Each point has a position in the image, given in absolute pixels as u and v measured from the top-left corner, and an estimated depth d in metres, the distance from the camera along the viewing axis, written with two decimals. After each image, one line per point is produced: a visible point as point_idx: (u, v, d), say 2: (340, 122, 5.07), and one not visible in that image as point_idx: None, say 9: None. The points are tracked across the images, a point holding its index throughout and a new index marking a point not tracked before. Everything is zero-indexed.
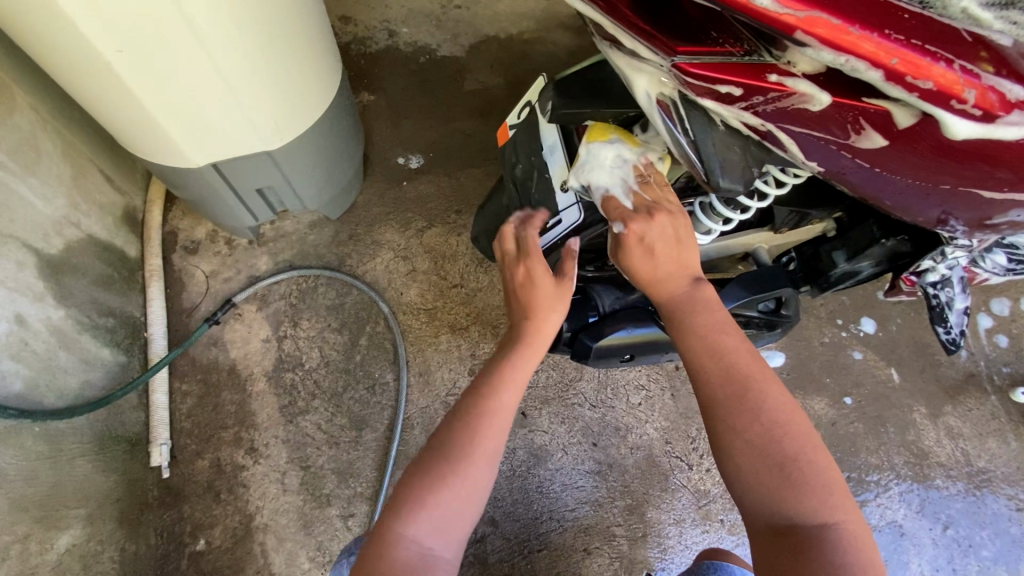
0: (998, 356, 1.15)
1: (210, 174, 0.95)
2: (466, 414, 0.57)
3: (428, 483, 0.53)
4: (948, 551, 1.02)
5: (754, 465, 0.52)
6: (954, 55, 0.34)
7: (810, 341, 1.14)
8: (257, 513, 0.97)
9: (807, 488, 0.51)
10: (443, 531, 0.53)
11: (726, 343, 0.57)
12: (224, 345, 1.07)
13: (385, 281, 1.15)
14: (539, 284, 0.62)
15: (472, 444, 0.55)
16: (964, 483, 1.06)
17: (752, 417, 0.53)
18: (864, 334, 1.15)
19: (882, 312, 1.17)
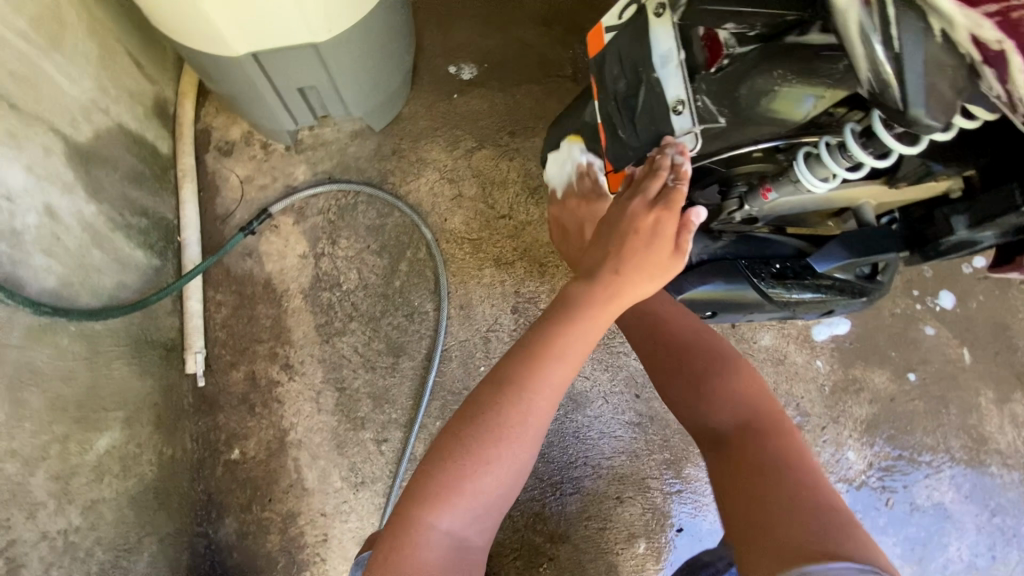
0: None
1: (250, 67, 0.85)
2: (514, 388, 0.52)
3: (465, 466, 0.51)
4: (990, 538, 0.99)
5: (674, 380, 0.66)
6: None
7: (881, 311, 1.06)
8: (291, 429, 0.96)
9: (726, 390, 0.63)
10: (476, 512, 0.52)
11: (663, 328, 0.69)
12: (260, 258, 1.02)
13: (429, 205, 1.07)
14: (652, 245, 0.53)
15: (516, 424, 0.52)
16: (1020, 473, 1.01)
17: (673, 351, 0.67)
18: (940, 310, 1.06)
19: (965, 286, 1.07)
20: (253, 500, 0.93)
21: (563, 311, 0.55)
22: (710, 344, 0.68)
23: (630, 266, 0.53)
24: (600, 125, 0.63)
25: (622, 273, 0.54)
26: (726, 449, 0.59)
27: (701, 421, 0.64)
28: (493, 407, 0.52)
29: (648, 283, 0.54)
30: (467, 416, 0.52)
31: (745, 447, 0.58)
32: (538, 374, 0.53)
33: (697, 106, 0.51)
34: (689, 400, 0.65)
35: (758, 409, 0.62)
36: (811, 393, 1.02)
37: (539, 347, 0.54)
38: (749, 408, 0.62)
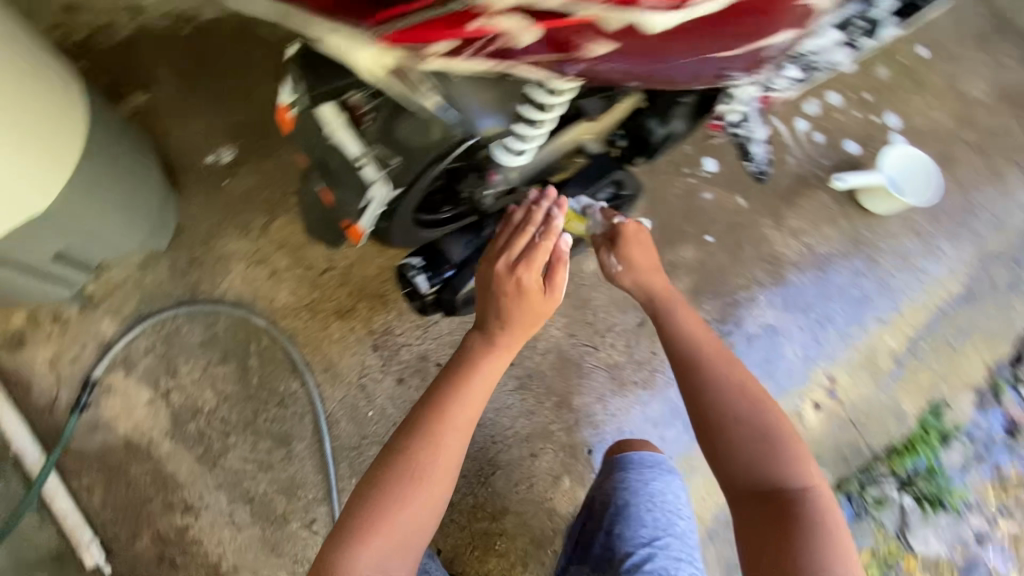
0: (814, 154, 1.31)
1: None
2: (427, 441, 0.69)
3: (387, 507, 0.66)
4: (811, 330, 1.22)
5: (742, 438, 0.75)
6: None
7: (666, 197, 1.24)
8: (222, 559, 0.97)
9: (798, 464, 0.73)
10: (404, 550, 0.66)
11: (704, 369, 0.80)
12: (108, 424, 0.99)
13: (251, 294, 1.08)
14: (512, 338, 0.78)
15: (427, 468, 0.68)
16: (812, 270, 1.25)
17: (746, 406, 0.76)
18: (710, 174, 1.25)
19: (718, 148, 1.27)
20: None
21: (466, 364, 0.76)
22: (793, 433, 0.75)
23: (514, 318, 0.77)
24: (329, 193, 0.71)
25: (506, 323, 0.76)
26: (774, 509, 0.70)
27: (762, 481, 0.73)
28: (405, 455, 0.68)
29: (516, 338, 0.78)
30: (390, 463, 0.68)
31: (798, 517, 0.69)
32: (446, 431, 0.70)
33: (390, 171, 0.62)
34: (762, 460, 0.73)
35: (813, 481, 0.72)
36: None
37: (445, 411, 0.71)
38: (809, 481, 0.72)
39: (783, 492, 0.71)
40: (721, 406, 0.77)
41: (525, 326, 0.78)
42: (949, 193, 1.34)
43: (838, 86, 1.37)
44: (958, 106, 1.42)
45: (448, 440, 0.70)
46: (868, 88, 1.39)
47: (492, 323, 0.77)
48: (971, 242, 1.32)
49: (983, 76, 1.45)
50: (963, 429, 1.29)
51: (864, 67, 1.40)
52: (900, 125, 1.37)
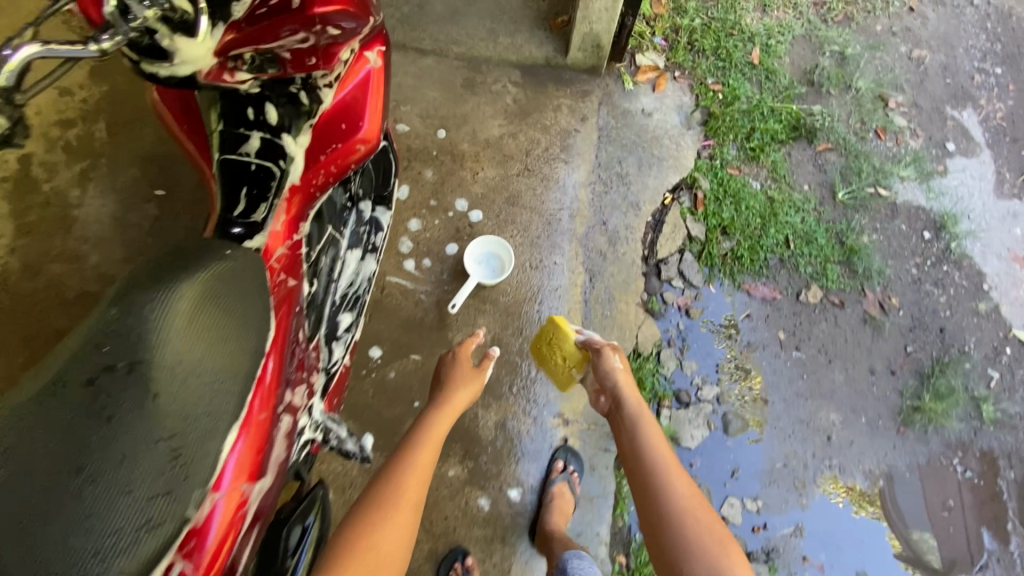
0: (433, 280, 1.63)
1: None
2: (397, 475, 1.17)
3: (376, 513, 1.09)
4: (525, 397, 1.55)
5: (669, 534, 1.05)
6: None
7: (368, 407, 1.52)
8: None
9: (723, 559, 1.01)
10: (394, 527, 1.08)
11: (650, 467, 1.14)
12: None
13: None
14: (442, 416, 1.32)
15: (400, 490, 1.14)
16: (494, 358, 1.58)
17: (659, 496, 1.10)
18: (380, 363, 1.55)
19: (372, 340, 1.57)
20: None
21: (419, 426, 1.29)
22: (711, 520, 1.06)
23: (447, 404, 1.36)
24: None
25: (442, 402, 1.35)
26: None
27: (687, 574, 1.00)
28: (387, 485, 1.15)
29: (445, 423, 1.32)
30: (377, 492, 1.13)
31: None
32: (409, 467, 1.18)
33: None
34: (683, 547, 1.03)
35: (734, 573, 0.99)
36: None
37: (410, 457, 1.22)
38: (729, 572, 0.99)
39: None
40: (645, 487, 1.12)
41: (448, 402, 1.36)
42: (530, 221, 1.71)
43: (409, 215, 1.68)
44: (493, 150, 1.76)
45: (410, 469, 1.19)
46: (430, 196, 1.70)
47: (434, 411, 1.35)
48: (566, 238, 1.72)
49: (492, 115, 1.80)
50: (660, 344, 1.73)
51: (415, 185, 1.71)
52: (468, 203, 1.70)
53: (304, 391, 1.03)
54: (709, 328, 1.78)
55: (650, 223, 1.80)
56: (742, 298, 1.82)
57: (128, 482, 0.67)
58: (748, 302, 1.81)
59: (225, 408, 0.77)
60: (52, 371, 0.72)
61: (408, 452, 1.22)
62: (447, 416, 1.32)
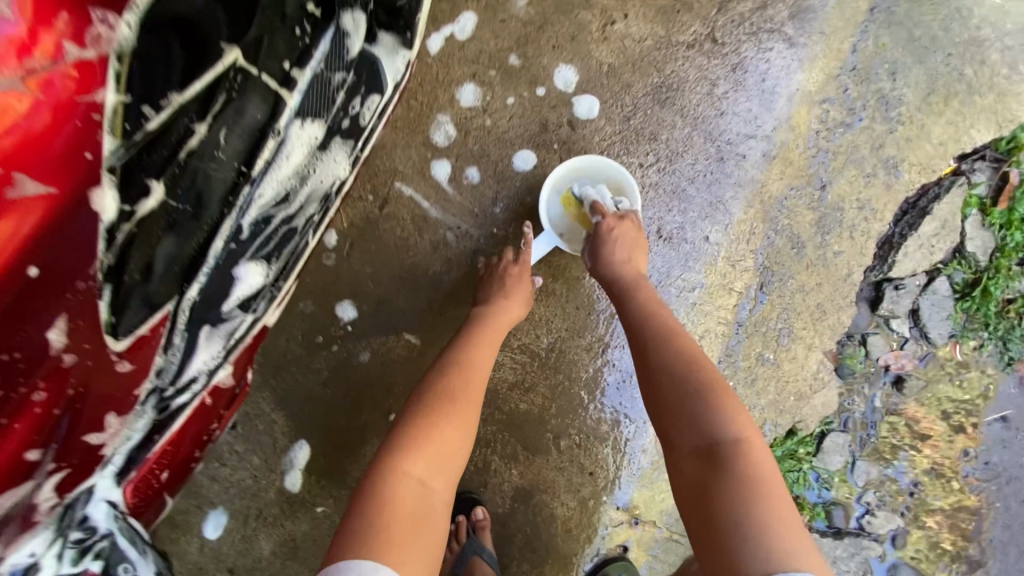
0: (476, 209, 0.90)
1: None
2: (454, 366, 0.72)
3: (435, 416, 0.65)
4: (574, 459, 0.88)
5: (664, 393, 0.64)
6: None
7: (313, 397, 0.89)
8: None
9: (725, 399, 0.61)
10: (427, 480, 0.61)
11: (629, 316, 0.73)
12: None
13: None
14: (493, 321, 0.79)
15: (464, 384, 0.70)
16: (544, 381, 0.88)
17: (653, 349, 0.68)
18: (352, 328, 0.89)
19: (345, 286, 0.89)
20: None
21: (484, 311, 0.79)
22: (707, 364, 0.65)
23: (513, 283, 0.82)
24: None
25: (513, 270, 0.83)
26: (701, 460, 0.58)
27: (685, 434, 0.60)
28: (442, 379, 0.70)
29: (517, 304, 0.81)
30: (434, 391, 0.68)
31: (724, 458, 0.57)
32: (469, 355, 0.73)
33: None
34: (685, 406, 0.61)
35: (738, 417, 0.60)
36: None
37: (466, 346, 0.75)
38: (735, 415, 0.60)
39: (711, 436, 0.59)
40: (638, 338, 0.70)
41: (503, 299, 0.81)
42: (683, 144, 0.89)
43: (463, 73, 0.89)
44: None
45: (449, 386, 0.69)
46: (510, 46, 0.89)
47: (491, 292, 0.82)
48: (737, 197, 0.89)
49: None
50: (829, 422, 0.97)
51: (490, 17, 0.88)
52: (578, 81, 0.89)
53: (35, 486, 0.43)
54: (926, 422, 1.00)
55: (902, 207, 0.94)
56: (1001, 387, 1.01)
57: None
58: (1013, 397, 1.01)
59: None
60: None
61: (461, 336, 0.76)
62: (495, 324, 0.79)
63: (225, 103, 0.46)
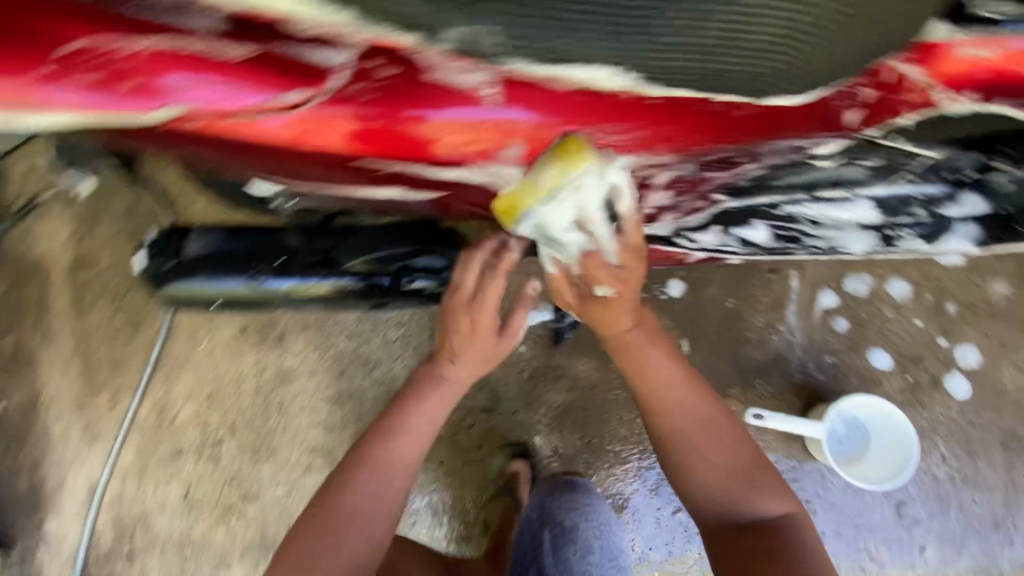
0: (821, 342, 1.01)
1: None
2: (351, 462, 0.75)
3: (347, 489, 0.73)
4: (668, 532, 1.02)
5: (713, 481, 0.71)
6: (288, 82, 0.41)
7: None
8: (44, 390, 1.14)
9: (771, 491, 0.71)
10: (367, 490, 0.73)
11: (690, 399, 0.73)
12: (34, 240, 1.19)
13: (180, 195, 1.17)
14: (482, 312, 0.77)
15: (344, 477, 0.74)
16: None
17: (705, 436, 0.72)
18: (668, 299, 1.03)
19: (698, 275, 1.03)
20: (8, 447, 1.12)
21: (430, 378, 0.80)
22: (739, 446, 0.73)
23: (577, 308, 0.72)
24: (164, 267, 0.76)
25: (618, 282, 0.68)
26: (757, 539, 0.67)
27: (740, 514, 0.70)
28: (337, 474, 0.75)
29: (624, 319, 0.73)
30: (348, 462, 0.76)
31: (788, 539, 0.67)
32: (383, 441, 0.75)
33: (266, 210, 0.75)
34: (737, 496, 0.70)
35: (786, 504, 0.70)
36: (509, 378, 1.05)
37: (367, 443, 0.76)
38: (783, 506, 0.70)
39: (773, 523, 0.68)
40: (692, 439, 0.72)
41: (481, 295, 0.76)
42: (980, 483, 0.96)
43: (914, 275, 1.01)
44: None
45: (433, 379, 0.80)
46: (960, 300, 0.99)
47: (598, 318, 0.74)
48: (965, 556, 0.95)
49: None
50: None
51: (974, 272, 0.99)
52: (974, 367, 0.98)
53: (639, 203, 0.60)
54: None
55: None
56: None
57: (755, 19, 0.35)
58: None
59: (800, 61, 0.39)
60: None
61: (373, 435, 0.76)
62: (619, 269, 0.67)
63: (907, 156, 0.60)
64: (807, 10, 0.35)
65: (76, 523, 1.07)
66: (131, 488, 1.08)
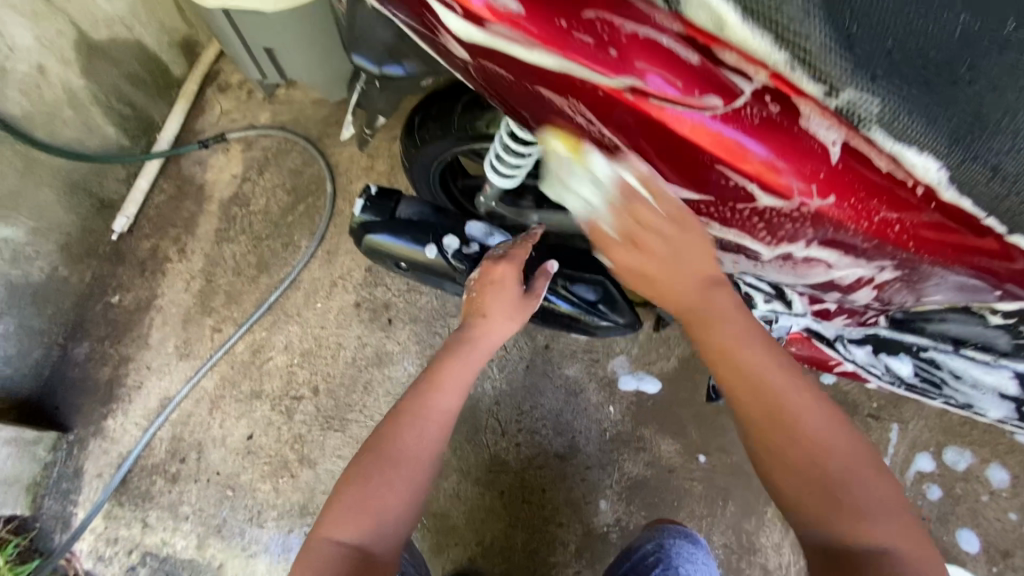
0: (912, 504, 0.99)
1: (230, 32, 1.12)
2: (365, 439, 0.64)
3: (357, 473, 0.61)
4: None
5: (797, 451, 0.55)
6: (681, 86, 0.40)
7: (697, 387, 1.07)
8: (160, 296, 1.20)
9: (856, 474, 0.55)
10: (381, 482, 0.60)
11: (745, 354, 0.56)
12: (205, 167, 1.31)
13: (345, 168, 1.28)
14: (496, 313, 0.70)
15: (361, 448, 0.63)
16: None
17: (799, 421, 0.55)
18: None
19: None
20: (108, 336, 1.17)
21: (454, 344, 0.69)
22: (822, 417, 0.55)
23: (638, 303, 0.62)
24: (378, 216, 0.77)
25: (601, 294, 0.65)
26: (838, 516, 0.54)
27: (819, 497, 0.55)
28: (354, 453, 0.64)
29: None
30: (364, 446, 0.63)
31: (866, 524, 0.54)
32: (412, 408, 0.64)
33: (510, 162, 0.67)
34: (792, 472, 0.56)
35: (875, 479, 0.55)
36: (589, 432, 1.06)
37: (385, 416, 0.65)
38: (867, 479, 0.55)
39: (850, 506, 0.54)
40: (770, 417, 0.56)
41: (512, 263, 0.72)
42: None
43: (1015, 469, 0.99)
44: None
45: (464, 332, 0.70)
46: None
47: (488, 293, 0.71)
48: None
49: None
50: None
51: None
52: None
53: (842, 300, 0.65)
54: None
55: None
56: None
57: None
58: None
59: None
60: None
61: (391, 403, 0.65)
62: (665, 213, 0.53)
63: None
64: None
65: (138, 429, 1.11)
66: (201, 414, 1.11)
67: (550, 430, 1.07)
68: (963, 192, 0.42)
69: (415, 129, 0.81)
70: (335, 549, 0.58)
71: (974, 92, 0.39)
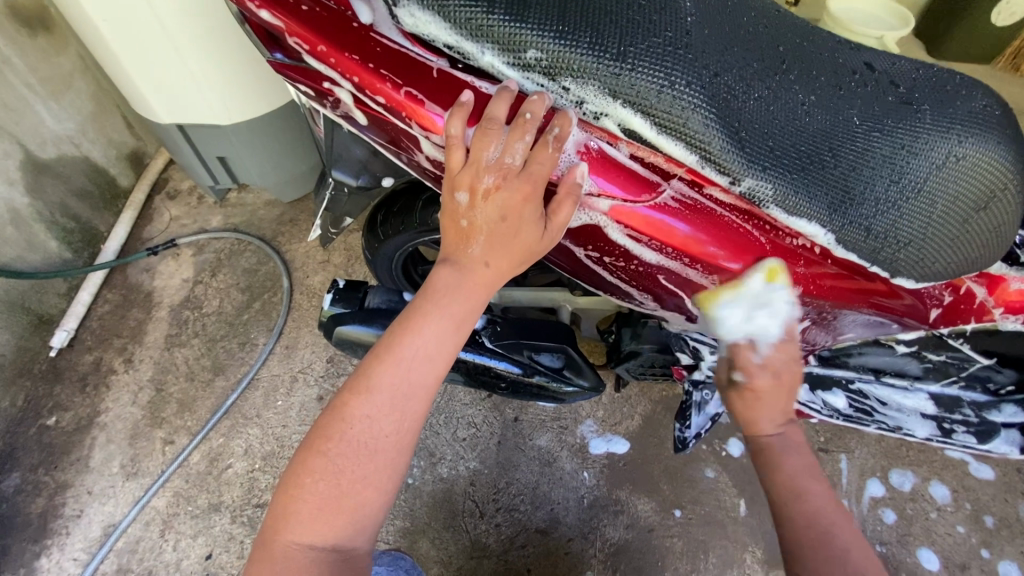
0: (875, 530, 1.05)
1: (186, 147, 1.17)
2: (325, 414, 0.50)
3: (320, 461, 0.48)
4: None
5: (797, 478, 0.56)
6: (621, 190, 0.50)
7: (662, 442, 1.12)
8: (103, 412, 1.13)
9: (812, 494, 0.55)
10: (362, 472, 0.48)
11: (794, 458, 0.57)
12: (153, 273, 1.29)
13: (300, 263, 1.30)
14: (498, 240, 0.50)
15: (321, 424, 0.50)
16: None
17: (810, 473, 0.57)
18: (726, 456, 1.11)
19: None
20: (43, 463, 1.08)
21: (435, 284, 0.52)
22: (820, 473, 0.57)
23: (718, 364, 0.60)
24: (347, 310, 0.81)
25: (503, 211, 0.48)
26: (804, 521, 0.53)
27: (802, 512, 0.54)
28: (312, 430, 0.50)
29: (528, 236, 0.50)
30: (323, 426, 0.49)
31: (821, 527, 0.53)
32: (395, 376, 0.49)
33: None
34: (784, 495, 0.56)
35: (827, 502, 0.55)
36: (567, 501, 1.07)
37: (354, 385, 0.50)
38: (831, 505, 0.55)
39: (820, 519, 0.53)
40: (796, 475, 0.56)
41: (529, 184, 0.47)
42: None
43: (952, 482, 1.09)
44: None
45: (451, 273, 0.52)
46: (997, 515, 1.06)
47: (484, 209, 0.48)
48: None
49: None
50: None
51: (1006, 492, 1.08)
52: None
53: None
54: None
55: None
56: None
57: (896, 234, 0.52)
58: None
59: (911, 268, 0.55)
60: (1004, 209, 0.55)
61: (363, 366, 0.50)
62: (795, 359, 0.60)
63: (945, 359, 0.82)
64: (930, 235, 0.53)
65: (76, 566, 1.01)
66: (151, 537, 1.02)
67: (528, 504, 1.07)
68: (848, 247, 0.52)
69: (378, 225, 0.87)
70: (304, 557, 0.47)
71: (840, 170, 0.49)
